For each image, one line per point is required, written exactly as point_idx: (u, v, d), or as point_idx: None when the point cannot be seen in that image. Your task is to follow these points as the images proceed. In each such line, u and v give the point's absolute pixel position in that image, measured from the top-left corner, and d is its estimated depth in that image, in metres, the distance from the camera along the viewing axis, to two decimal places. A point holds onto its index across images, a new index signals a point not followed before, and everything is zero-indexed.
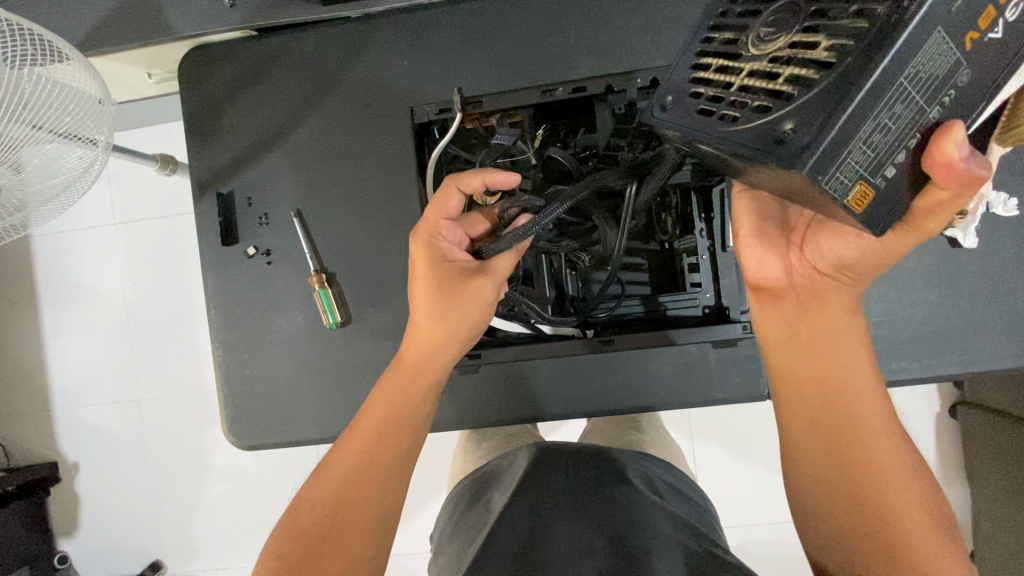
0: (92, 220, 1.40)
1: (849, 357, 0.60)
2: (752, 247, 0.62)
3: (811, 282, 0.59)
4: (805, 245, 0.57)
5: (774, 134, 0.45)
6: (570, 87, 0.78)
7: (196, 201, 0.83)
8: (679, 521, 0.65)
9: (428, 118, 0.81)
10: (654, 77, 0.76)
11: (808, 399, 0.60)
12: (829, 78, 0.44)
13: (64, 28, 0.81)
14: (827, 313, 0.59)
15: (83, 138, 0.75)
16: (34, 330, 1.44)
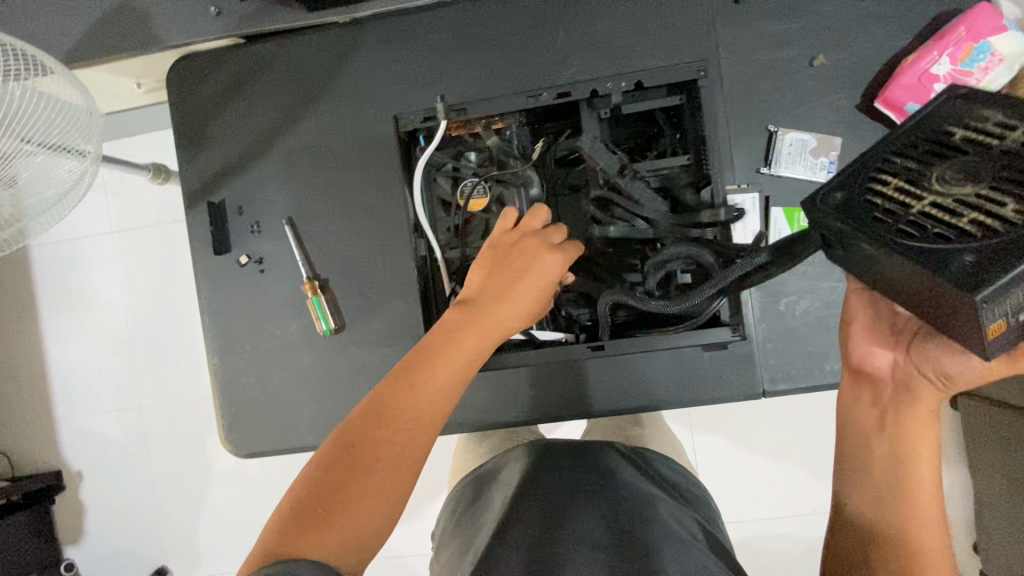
0: (88, 230, 1.40)
1: (928, 435, 0.55)
2: (864, 333, 0.60)
3: (908, 379, 0.57)
4: (914, 351, 0.56)
5: (958, 262, 0.49)
6: (555, 92, 0.77)
7: (188, 211, 0.83)
8: (684, 518, 0.61)
9: (414, 127, 0.80)
10: (638, 80, 0.76)
11: (861, 442, 0.58)
12: (1011, 235, 0.48)
13: (51, 39, 0.81)
14: (919, 411, 0.56)
15: (75, 150, 0.75)
16: (34, 340, 1.45)
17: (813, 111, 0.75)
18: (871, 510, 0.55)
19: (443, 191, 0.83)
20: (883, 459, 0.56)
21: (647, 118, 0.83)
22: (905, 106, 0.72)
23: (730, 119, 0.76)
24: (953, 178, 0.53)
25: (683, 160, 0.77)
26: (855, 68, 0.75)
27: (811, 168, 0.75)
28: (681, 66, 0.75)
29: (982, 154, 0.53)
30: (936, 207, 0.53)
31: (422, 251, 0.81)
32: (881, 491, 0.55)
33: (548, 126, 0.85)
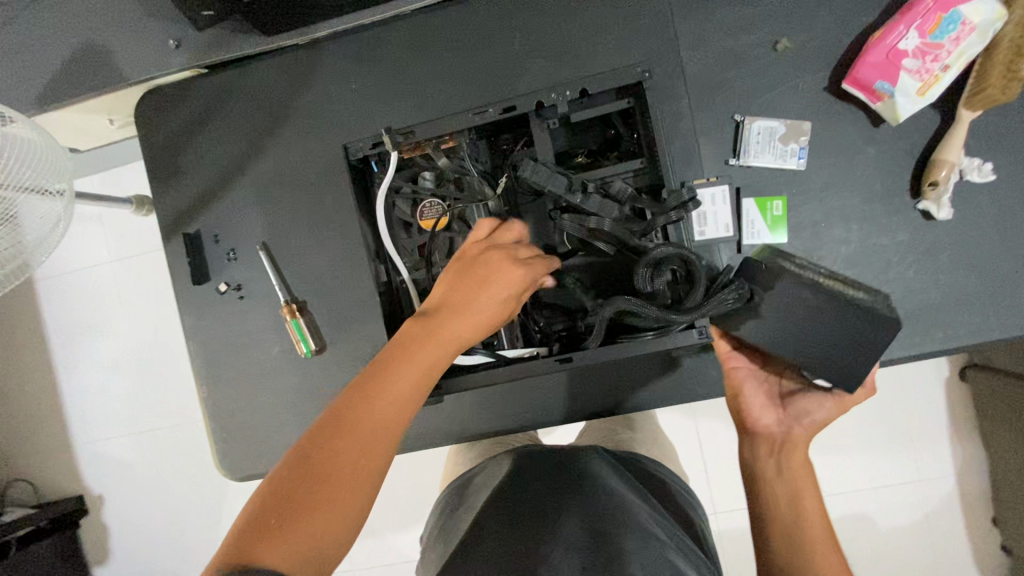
0: (86, 261, 1.43)
1: (810, 477, 0.64)
2: (751, 397, 0.71)
3: (789, 432, 0.68)
4: (789, 408, 0.69)
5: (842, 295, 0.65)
6: (499, 108, 0.75)
7: (166, 243, 0.84)
8: (668, 525, 0.60)
9: (365, 154, 0.80)
10: (584, 88, 0.74)
11: (766, 475, 0.66)
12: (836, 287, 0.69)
13: (22, 85, 0.83)
14: (802, 455, 0.66)
15: (47, 191, 0.76)
16: (45, 372, 1.48)
17: (780, 97, 0.74)
18: (785, 543, 0.60)
19: (403, 213, 0.81)
20: (785, 496, 0.63)
21: (603, 122, 0.81)
22: (874, 84, 0.69)
23: (694, 112, 0.75)
24: (826, 276, 0.69)
25: (636, 164, 0.76)
26: (821, 50, 0.73)
27: (780, 156, 0.73)
28: (626, 69, 0.73)
29: (816, 265, 0.73)
30: (833, 285, 0.67)
31: (382, 278, 0.81)
32: (789, 527, 0.61)
33: (504, 138, 0.85)
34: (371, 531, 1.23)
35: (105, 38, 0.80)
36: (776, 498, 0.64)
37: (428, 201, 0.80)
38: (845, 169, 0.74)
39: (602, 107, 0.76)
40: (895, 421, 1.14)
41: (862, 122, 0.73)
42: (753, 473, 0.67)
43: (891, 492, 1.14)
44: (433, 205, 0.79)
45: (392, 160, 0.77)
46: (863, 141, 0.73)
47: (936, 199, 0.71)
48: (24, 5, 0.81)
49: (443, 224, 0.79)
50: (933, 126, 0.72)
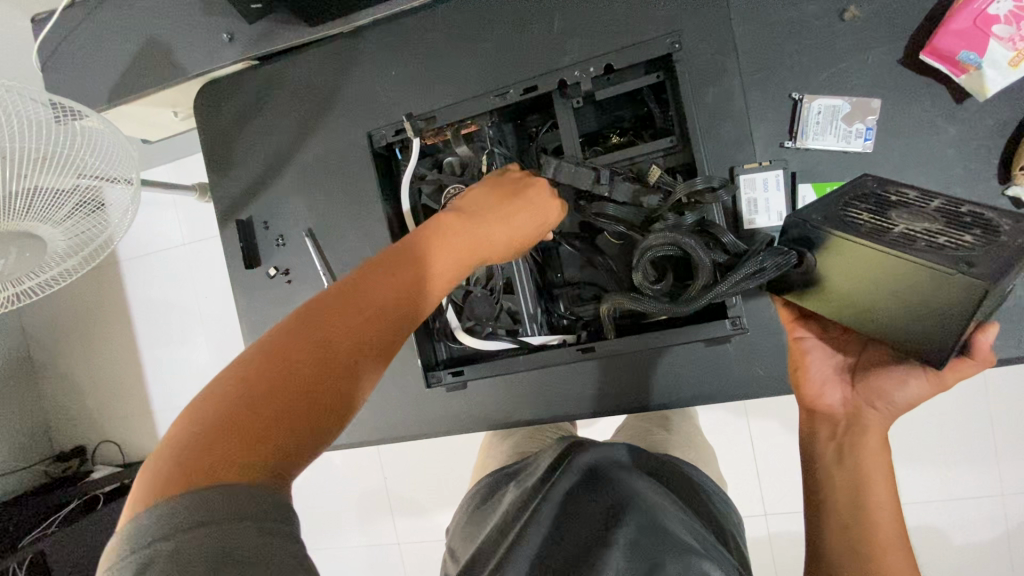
0: (160, 243, 1.54)
1: (882, 464, 0.54)
2: (814, 370, 0.61)
3: (858, 413, 0.57)
4: (862, 385, 0.58)
5: (951, 256, 0.47)
6: (521, 88, 0.76)
7: (221, 229, 0.89)
8: (695, 530, 0.57)
9: (388, 142, 0.82)
10: (607, 63, 0.73)
11: (828, 464, 0.56)
12: (954, 233, 0.50)
13: (99, 80, 0.89)
14: (873, 441, 0.55)
15: (118, 179, 0.82)
16: (127, 344, 1.62)
17: (846, 72, 0.67)
18: (843, 534, 0.52)
19: (429, 199, 0.81)
20: (843, 485, 0.54)
21: (636, 99, 0.79)
22: (957, 55, 0.62)
23: (747, 91, 0.70)
24: (907, 218, 0.53)
25: (665, 142, 0.72)
26: (897, 18, 0.66)
27: (843, 138, 0.67)
28: (652, 40, 0.71)
29: (919, 203, 0.54)
30: (910, 233, 0.51)
31: None
32: (846, 516, 0.53)
33: (532, 119, 0.84)
34: (415, 509, 1.27)
35: (167, 34, 0.85)
36: (833, 485, 0.55)
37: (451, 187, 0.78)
38: (921, 152, 0.66)
39: (628, 84, 0.74)
40: (973, 430, 1.04)
41: (943, 98, 0.65)
42: (812, 453, 0.58)
43: (967, 506, 1.05)
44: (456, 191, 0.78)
45: (416, 146, 0.79)
46: (942, 120, 0.66)
47: None
48: (97, 5, 0.87)
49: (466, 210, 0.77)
50: None
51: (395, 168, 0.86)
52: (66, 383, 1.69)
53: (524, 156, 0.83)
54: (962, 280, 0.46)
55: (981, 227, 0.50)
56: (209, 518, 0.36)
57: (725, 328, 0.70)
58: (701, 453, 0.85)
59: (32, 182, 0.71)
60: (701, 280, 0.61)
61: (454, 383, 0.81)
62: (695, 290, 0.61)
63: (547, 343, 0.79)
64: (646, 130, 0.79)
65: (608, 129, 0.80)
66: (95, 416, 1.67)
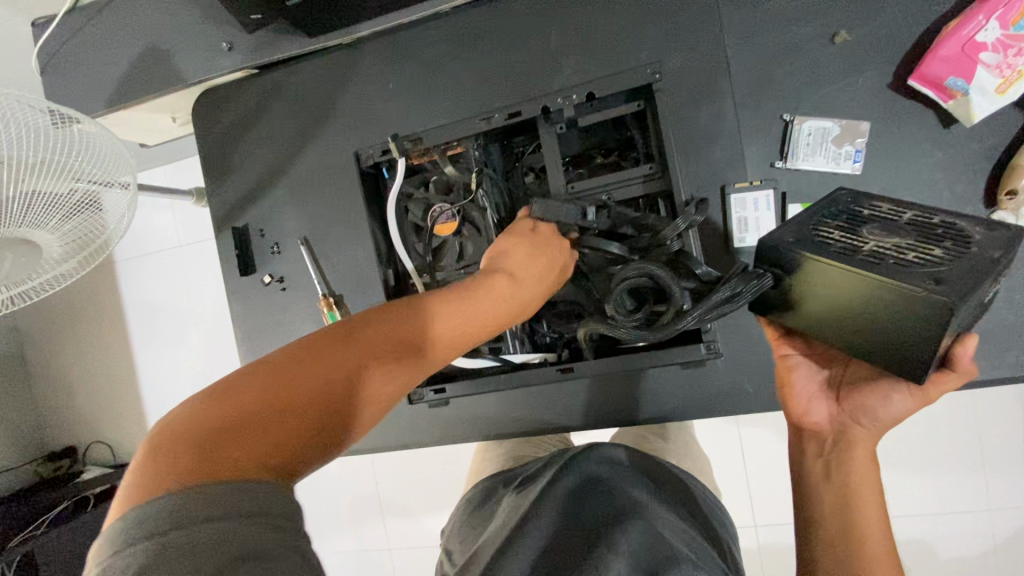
0: (156, 245, 1.54)
1: (870, 478, 0.55)
2: (800, 387, 0.62)
3: (845, 428, 0.58)
4: (847, 402, 0.58)
5: (920, 274, 0.48)
6: (505, 114, 0.77)
7: (217, 235, 0.89)
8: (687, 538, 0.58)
9: (374, 161, 0.82)
10: (590, 91, 0.74)
11: (818, 479, 0.57)
12: (925, 248, 0.51)
13: (97, 85, 0.90)
14: (861, 457, 0.56)
15: (115, 184, 0.82)
16: (121, 345, 1.61)
17: (837, 94, 0.68)
18: (831, 548, 0.53)
19: (415, 217, 0.83)
20: (834, 500, 0.55)
21: (619, 123, 0.80)
22: (945, 81, 0.63)
23: (738, 110, 0.71)
24: (878, 233, 0.54)
25: (645, 169, 0.73)
26: (886, 42, 0.67)
27: (833, 159, 0.68)
28: (634, 70, 0.72)
29: (892, 217, 0.55)
30: (880, 250, 0.52)
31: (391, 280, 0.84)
32: (836, 530, 0.54)
33: (518, 140, 0.85)
34: (407, 515, 1.27)
35: (167, 41, 0.85)
36: (822, 502, 0.56)
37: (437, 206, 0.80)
38: (910, 174, 0.67)
39: (611, 111, 0.75)
40: (961, 444, 1.05)
41: (931, 122, 0.67)
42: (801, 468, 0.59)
43: (954, 519, 1.06)
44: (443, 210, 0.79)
45: (400, 168, 0.79)
46: (931, 144, 0.67)
47: (1014, 209, 0.64)
48: (98, 11, 0.88)
49: (452, 229, 0.80)
50: (1016, 126, 0.65)
51: (383, 186, 0.87)
52: (58, 383, 1.68)
53: (509, 176, 0.84)
54: (929, 298, 0.47)
55: (952, 241, 0.51)
56: (201, 518, 0.36)
57: (698, 350, 0.71)
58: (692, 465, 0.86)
59: (30, 188, 0.71)
60: (673, 311, 0.63)
61: (435, 400, 0.81)
62: (668, 319, 0.63)
63: (529, 361, 0.79)
64: (630, 154, 0.80)
65: (592, 153, 0.81)
66: (87, 417, 1.66)
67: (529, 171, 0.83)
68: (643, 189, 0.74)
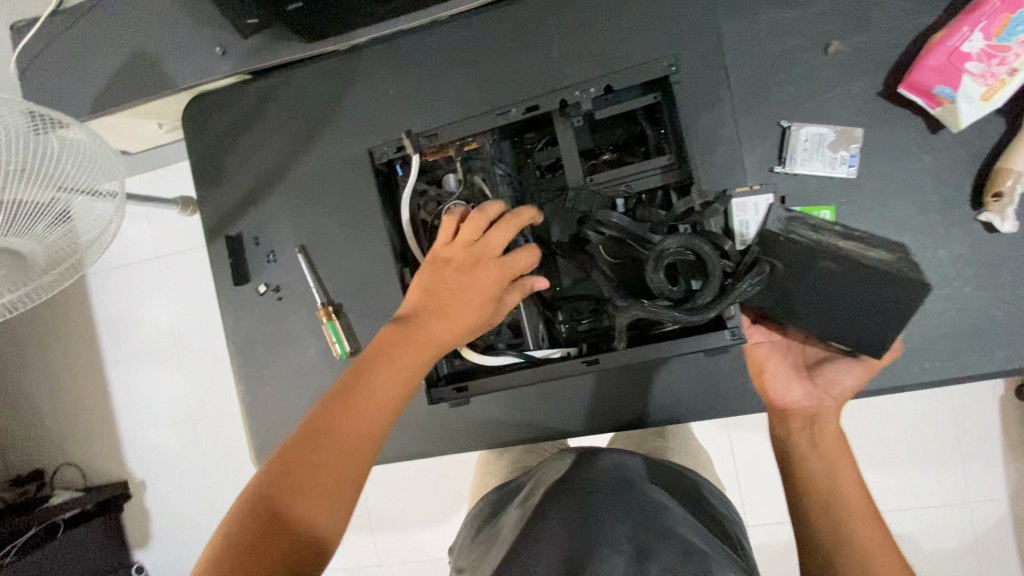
0: (133, 257, 1.48)
1: (842, 444, 0.65)
2: (776, 371, 0.72)
3: (816, 403, 0.69)
4: (816, 380, 0.70)
5: (889, 265, 0.61)
6: (522, 108, 0.75)
7: (208, 244, 0.86)
8: (705, 533, 0.58)
9: (389, 159, 0.80)
10: (608, 84, 0.73)
11: (802, 447, 0.66)
12: (867, 247, 0.65)
13: (81, 90, 0.87)
14: (832, 426, 0.67)
15: (101, 193, 0.79)
16: (94, 361, 1.54)
17: (831, 102, 0.71)
18: (825, 510, 0.59)
19: (428, 214, 0.80)
20: (820, 465, 0.63)
21: (629, 119, 0.78)
22: (933, 89, 0.66)
23: (738, 117, 0.73)
24: (832, 236, 0.66)
25: (662, 160, 0.72)
26: (876, 53, 0.70)
27: (829, 164, 0.70)
28: (649, 64, 0.72)
29: (827, 227, 0.69)
30: (847, 248, 0.64)
31: (407, 281, 0.81)
32: (825, 491, 0.61)
33: (528, 135, 0.83)
34: (399, 529, 1.24)
35: (157, 45, 0.83)
36: (811, 467, 0.63)
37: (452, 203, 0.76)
38: (900, 178, 0.70)
39: (627, 104, 0.74)
40: (942, 440, 1.09)
41: (919, 128, 0.69)
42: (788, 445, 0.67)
43: (937, 513, 1.09)
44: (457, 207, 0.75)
45: (416, 164, 0.76)
46: (919, 149, 0.70)
47: (1000, 210, 0.67)
48: (83, 13, 0.85)
49: None
50: (996, 134, 0.68)
51: (395, 186, 0.83)
52: (25, 402, 1.59)
53: (519, 172, 0.83)
54: (906, 281, 0.60)
55: (873, 245, 0.66)
56: None
57: (724, 338, 0.68)
58: (696, 465, 0.87)
59: (11, 195, 0.68)
60: (714, 285, 0.62)
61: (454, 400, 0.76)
62: (706, 296, 0.62)
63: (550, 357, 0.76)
64: (641, 148, 0.78)
65: (602, 148, 0.79)
66: (55, 437, 1.58)
67: (537, 168, 0.82)
68: (659, 181, 0.72)
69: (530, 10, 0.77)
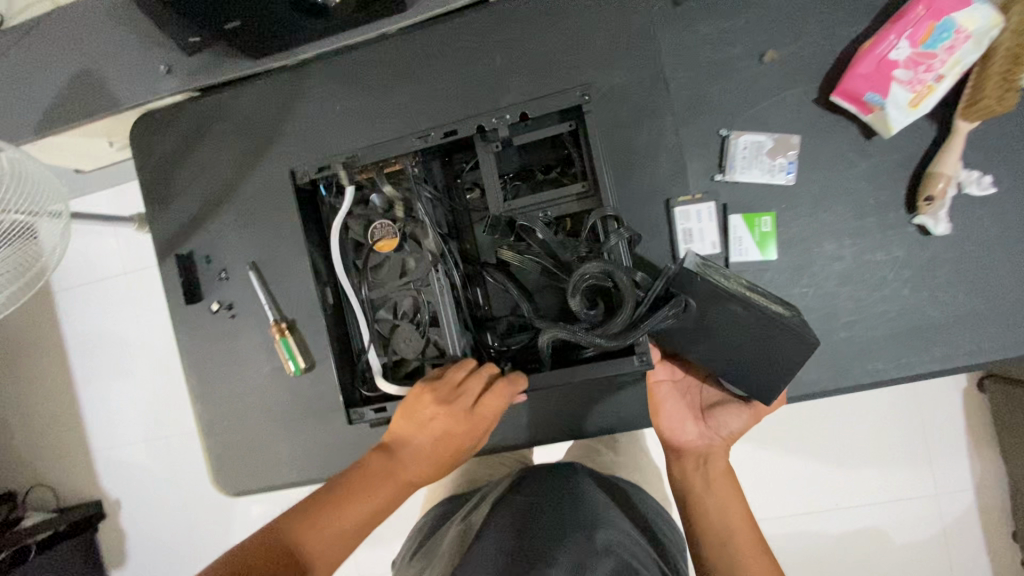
0: (99, 273, 1.47)
1: (731, 485, 0.71)
2: (670, 411, 0.73)
3: (709, 444, 0.73)
4: (710, 422, 0.73)
5: (779, 314, 0.64)
6: (441, 133, 0.74)
7: (160, 263, 0.86)
8: (637, 542, 0.61)
9: (310, 178, 0.78)
10: (522, 111, 0.72)
11: (699, 493, 0.70)
12: (759, 294, 0.68)
13: (27, 110, 0.86)
14: (721, 465, 0.72)
15: (46, 213, 0.78)
16: (62, 380, 1.52)
17: (769, 110, 0.72)
18: (721, 554, 0.65)
19: (354, 233, 0.79)
20: (713, 509, 0.69)
21: (556, 143, 0.78)
22: (864, 97, 0.67)
23: (679, 126, 0.74)
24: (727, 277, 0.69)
25: (578, 188, 0.73)
26: (810, 60, 0.71)
27: (769, 171, 0.71)
28: (566, 91, 0.72)
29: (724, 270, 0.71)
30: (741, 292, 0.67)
31: (328, 301, 0.79)
32: (723, 534, 0.67)
33: (457, 158, 0.84)
34: (372, 542, 1.23)
35: (101, 65, 0.82)
36: (707, 511, 0.69)
37: (374, 222, 0.77)
38: (837, 184, 0.71)
39: (547, 131, 0.75)
40: (900, 435, 1.11)
41: (854, 134, 0.71)
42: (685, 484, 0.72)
43: (899, 507, 1.11)
44: (380, 227, 0.77)
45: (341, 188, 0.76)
46: (855, 155, 0.71)
47: (932, 212, 0.68)
48: (26, 33, 0.84)
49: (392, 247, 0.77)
50: (928, 138, 0.70)
51: (321, 205, 0.82)
52: None
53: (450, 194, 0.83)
54: (800, 330, 0.63)
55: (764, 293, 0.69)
56: None
57: (631, 363, 0.68)
58: (643, 481, 0.93)
59: None
60: (625, 312, 0.62)
61: (376, 421, 0.75)
62: (617, 322, 0.63)
63: None
64: (568, 171, 0.78)
65: (532, 168, 0.79)
66: (25, 458, 1.56)
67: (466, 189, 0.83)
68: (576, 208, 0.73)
69: (473, 24, 0.77)
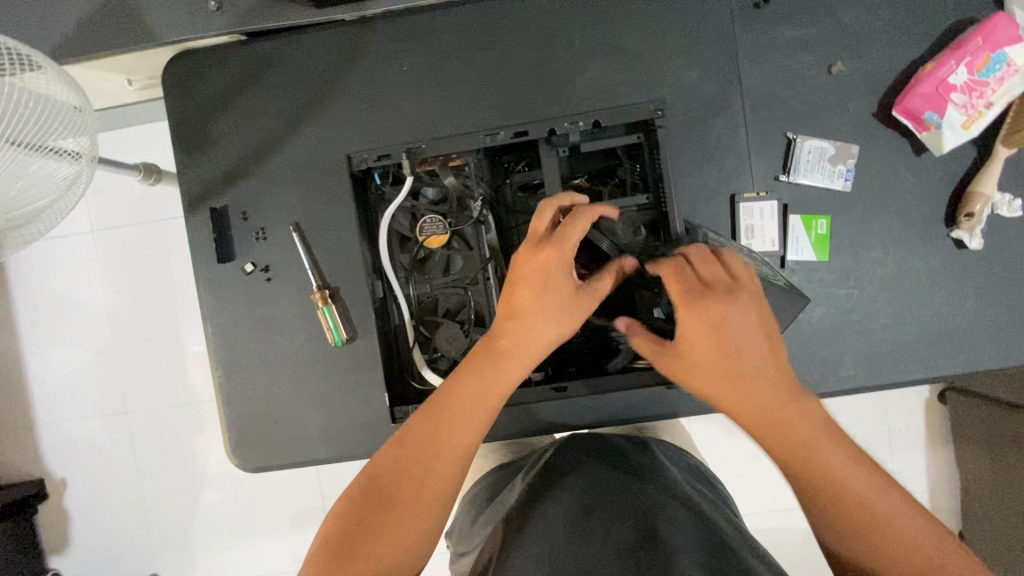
0: (67, 228, 1.33)
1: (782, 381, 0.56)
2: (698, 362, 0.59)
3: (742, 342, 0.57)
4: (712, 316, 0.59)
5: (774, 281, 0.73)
6: (510, 133, 0.76)
7: (187, 216, 0.79)
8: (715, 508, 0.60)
9: (368, 166, 0.77)
10: (595, 120, 0.76)
11: (755, 408, 0.55)
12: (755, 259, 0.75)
13: (40, 33, 0.76)
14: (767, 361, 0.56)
15: (63, 151, 0.68)
16: (9, 344, 1.37)
17: (831, 119, 0.76)
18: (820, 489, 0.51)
19: (403, 226, 0.80)
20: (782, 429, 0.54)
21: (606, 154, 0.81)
22: (922, 115, 0.72)
23: (748, 126, 0.76)
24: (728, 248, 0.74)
25: (640, 199, 0.76)
26: (873, 76, 0.75)
27: (829, 176, 0.75)
28: (636, 105, 0.75)
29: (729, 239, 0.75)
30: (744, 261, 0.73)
31: (377, 294, 0.78)
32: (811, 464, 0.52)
33: (506, 158, 0.83)
34: None
35: None
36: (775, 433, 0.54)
37: (427, 216, 0.78)
38: (886, 194, 0.76)
39: (609, 142, 0.77)
40: (883, 439, 1.19)
41: (906, 149, 0.75)
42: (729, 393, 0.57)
43: None
44: (432, 221, 0.78)
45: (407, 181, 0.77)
46: (905, 169, 0.76)
47: (969, 227, 0.74)
48: None
49: (443, 240, 0.79)
50: (969, 159, 0.76)
51: (371, 191, 0.82)
52: None
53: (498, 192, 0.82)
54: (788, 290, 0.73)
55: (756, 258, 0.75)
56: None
57: None
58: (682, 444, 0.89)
59: None
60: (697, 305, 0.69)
61: None
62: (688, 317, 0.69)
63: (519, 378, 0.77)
64: (610, 181, 0.82)
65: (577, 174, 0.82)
66: None
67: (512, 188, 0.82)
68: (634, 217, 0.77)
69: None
